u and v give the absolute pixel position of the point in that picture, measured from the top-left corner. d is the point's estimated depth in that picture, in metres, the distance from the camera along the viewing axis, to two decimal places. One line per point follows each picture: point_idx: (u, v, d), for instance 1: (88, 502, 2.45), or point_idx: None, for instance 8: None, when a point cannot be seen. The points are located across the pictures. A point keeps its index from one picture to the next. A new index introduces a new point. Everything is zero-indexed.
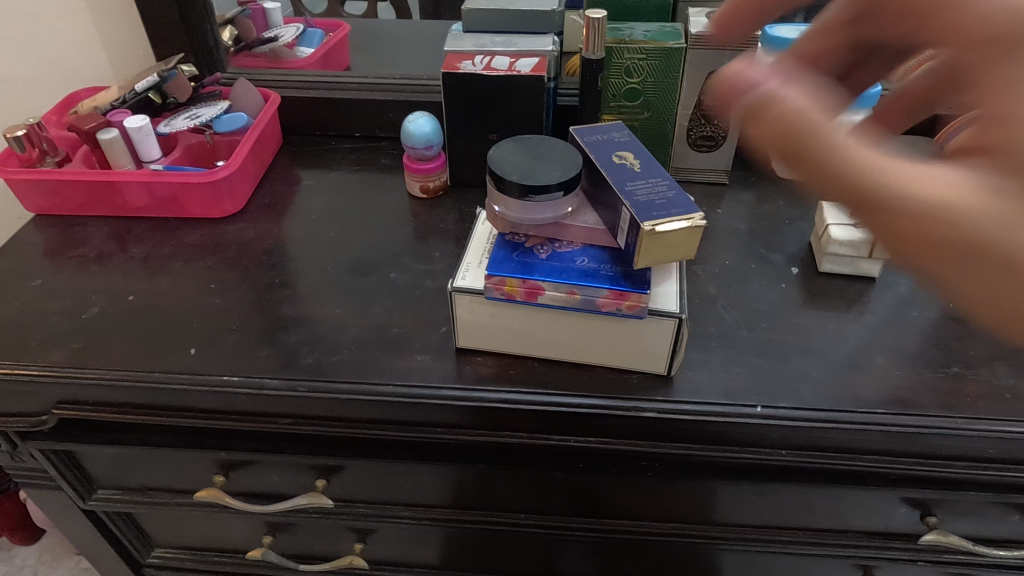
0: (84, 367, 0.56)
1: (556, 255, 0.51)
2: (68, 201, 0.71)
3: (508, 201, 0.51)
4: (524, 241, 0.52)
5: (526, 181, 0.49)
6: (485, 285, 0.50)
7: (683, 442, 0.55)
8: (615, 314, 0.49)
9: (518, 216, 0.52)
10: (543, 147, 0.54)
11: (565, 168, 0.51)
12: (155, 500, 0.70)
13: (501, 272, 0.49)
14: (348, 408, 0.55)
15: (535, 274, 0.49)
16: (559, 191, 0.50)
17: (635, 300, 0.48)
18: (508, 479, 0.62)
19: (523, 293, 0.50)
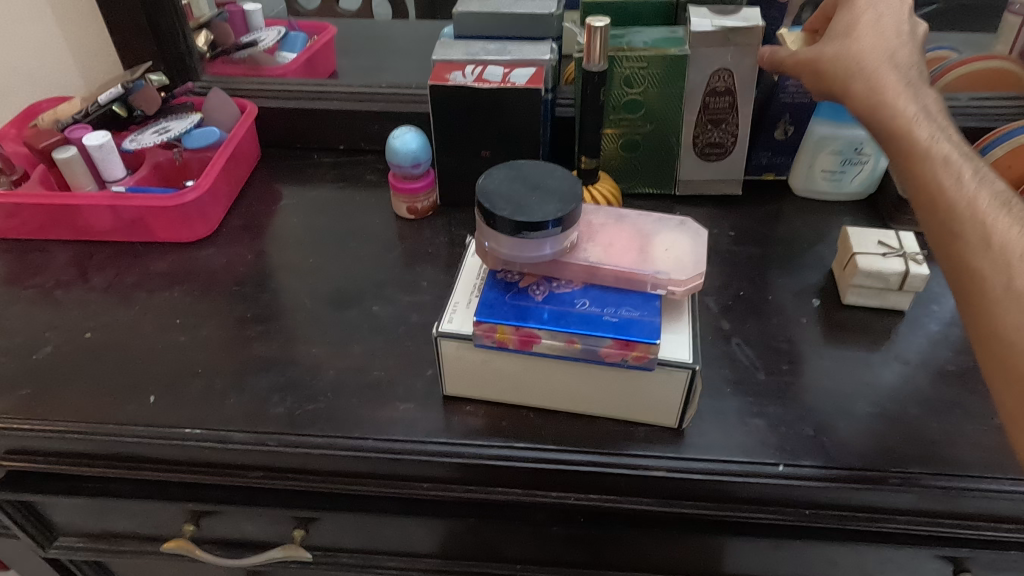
0: (32, 417, 0.50)
1: (553, 297, 0.46)
2: (24, 224, 0.66)
3: (499, 237, 0.46)
4: (518, 280, 0.47)
5: (519, 217, 0.44)
6: (474, 331, 0.45)
7: (695, 500, 0.49)
8: (620, 364, 0.44)
9: (512, 253, 0.46)
10: (537, 173, 0.48)
11: (564, 201, 0.46)
12: (121, 548, 0.65)
13: (491, 317, 0.44)
14: (324, 462, 0.50)
15: (529, 321, 0.44)
16: (558, 228, 0.44)
17: (642, 351, 0.43)
18: (502, 532, 0.57)
19: (516, 341, 0.44)
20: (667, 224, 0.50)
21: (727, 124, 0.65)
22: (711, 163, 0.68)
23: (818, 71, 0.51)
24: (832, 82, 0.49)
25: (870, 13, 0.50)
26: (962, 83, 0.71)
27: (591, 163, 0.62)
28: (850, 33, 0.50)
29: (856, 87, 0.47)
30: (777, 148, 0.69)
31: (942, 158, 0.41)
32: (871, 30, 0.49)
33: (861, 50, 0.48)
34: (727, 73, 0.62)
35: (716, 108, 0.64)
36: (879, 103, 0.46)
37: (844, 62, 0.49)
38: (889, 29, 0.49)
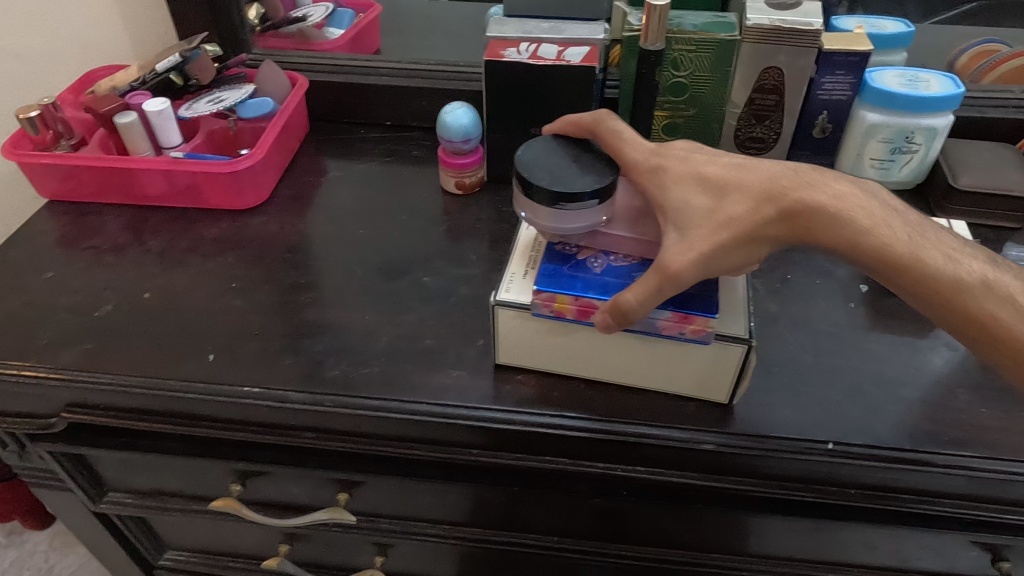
0: (96, 371, 0.52)
1: (611, 269, 0.47)
2: (82, 187, 0.67)
3: (537, 210, 0.47)
4: (575, 252, 0.48)
5: (557, 189, 0.45)
6: (532, 301, 0.46)
7: (740, 476, 0.50)
8: (677, 338, 0.45)
9: (553, 227, 0.47)
10: (574, 151, 0.50)
11: (602, 175, 0.47)
12: (167, 506, 0.66)
13: (551, 287, 0.45)
14: (376, 425, 0.51)
15: (588, 291, 0.45)
16: (594, 200, 0.46)
17: (700, 324, 0.44)
18: (542, 502, 0.58)
19: (574, 311, 0.46)
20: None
21: (771, 120, 0.65)
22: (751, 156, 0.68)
23: (651, 175, 0.46)
24: (658, 191, 0.46)
25: (673, 189, 0.45)
26: (1016, 74, 0.70)
27: None
28: (662, 195, 0.45)
29: (681, 181, 0.45)
30: (816, 146, 0.67)
31: (811, 181, 0.43)
32: (738, 167, 0.45)
33: (768, 176, 0.43)
34: (777, 71, 0.62)
35: (762, 104, 0.64)
36: (732, 174, 0.44)
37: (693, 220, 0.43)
38: (687, 178, 0.45)
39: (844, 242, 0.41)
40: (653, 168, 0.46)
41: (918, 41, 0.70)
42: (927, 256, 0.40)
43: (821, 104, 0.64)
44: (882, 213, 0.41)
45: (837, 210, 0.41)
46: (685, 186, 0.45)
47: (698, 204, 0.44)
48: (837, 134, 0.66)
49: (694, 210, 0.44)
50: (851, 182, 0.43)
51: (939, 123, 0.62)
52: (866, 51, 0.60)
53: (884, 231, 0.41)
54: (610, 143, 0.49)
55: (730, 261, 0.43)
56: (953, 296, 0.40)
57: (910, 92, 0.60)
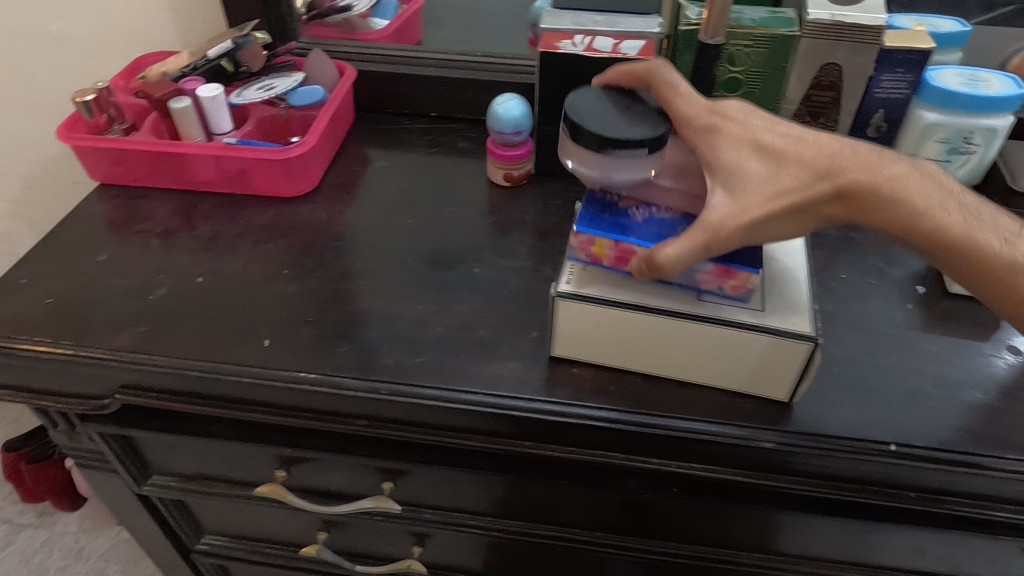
0: (152, 353, 0.52)
1: (653, 219, 0.46)
2: (133, 171, 0.68)
3: (585, 155, 0.47)
4: (617, 201, 0.48)
5: (606, 133, 0.45)
6: (573, 241, 0.47)
7: (796, 476, 0.50)
8: (714, 292, 0.46)
9: (600, 174, 0.47)
10: (627, 100, 0.49)
11: (654, 125, 0.46)
12: (210, 490, 0.67)
13: (592, 229, 0.45)
14: (429, 414, 0.51)
15: (629, 237, 0.45)
16: (643, 149, 0.45)
17: (738, 280, 0.45)
18: (589, 496, 0.58)
19: (612, 256, 0.46)
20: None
21: (826, 117, 0.65)
22: None
23: (706, 135, 0.46)
24: (711, 153, 0.45)
25: (728, 151, 0.44)
26: None
27: None
28: (713, 157, 0.45)
29: (735, 145, 0.44)
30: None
31: (872, 158, 0.42)
32: (796, 139, 0.43)
33: (829, 150, 0.42)
34: (836, 68, 0.61)
35: (818, 101, 0.64)
36: (789, 144, 0.43)
37: (744, 186, 0.43)
38: (743, 141, 0.44)
39: (903, 224, 0.41)
40: (707, 127, 0.46)
41: (976, 40, 0.69)
42: (977, 239, 0.40)
43: (877, 102, 0.63)
44: (941, 197, 0.41)
45: (899, 194, 0.40)
46: (738, 150, 0.44)
47: (751, 170, 0.43)
48: (892, 133, 0.65)
49: (752, 179, 0.43)
50: (912, 161, 0.42)
51: (999, 123, 0.60)
52: (929, 49, 0.59)
53: (943, 218, 0.40)
54: (664, 97, 0.49)
55: (777, 230, 0.43)
56: (1007, 281, 0.40)
57: (970, 91, 0.59)
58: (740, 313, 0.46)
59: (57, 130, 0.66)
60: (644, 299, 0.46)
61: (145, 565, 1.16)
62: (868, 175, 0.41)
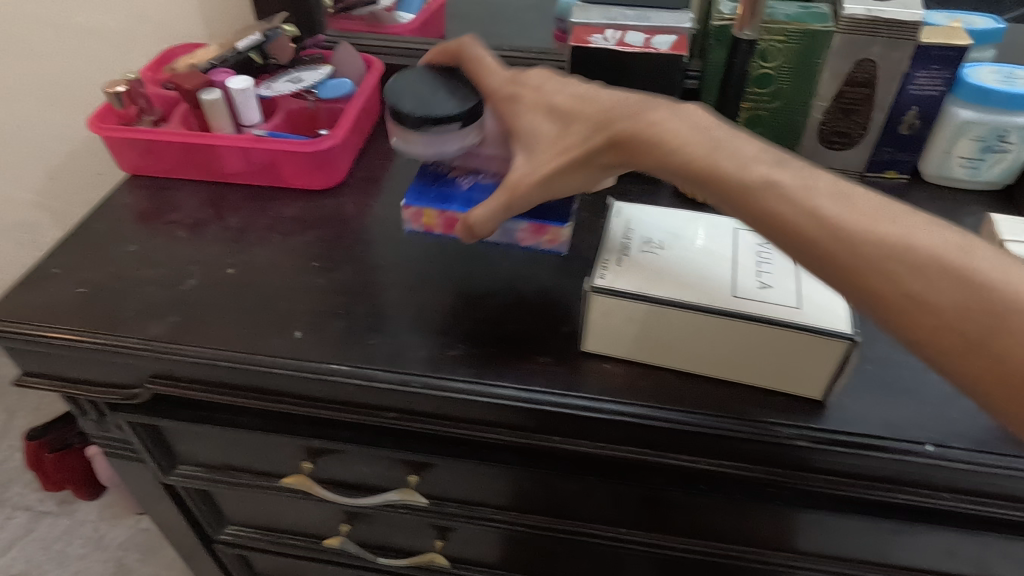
0: (184, 343, 0.52)
1: (476, 186, 0.57)
2: (162, 162, 0.68)
3: (408, 133, 0.53)
4: (447, 172, 0.58)
5: (422, 113, 0.51)
6: (405, 214, 0.58)
7: (829, 475, 0.50)
8: (535, 246, 0.59)
9: (426, 151, 0.54)
10: (442, 78, 0.55)
11: (462, 100, 0.53)
12: (235, 481, 0.67)
13: (419, 203, 0.57)
14: (460, 408, 0.51)
15: (452, 206, 0.56)
16: (456, 122, 0.52)
17: (554, 235, 0.57)
18: (616, 492, 0.58)
19: (440, 223, 0.57)
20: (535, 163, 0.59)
21: (859, 115, 0.64)
22: (834, 151, 0.67)
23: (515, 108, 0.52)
24: (524, 125, 0.51)
25: (543, 121, 0.51)
26: None
27: None
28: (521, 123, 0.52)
29: (559, 112, 0.50)
30: (901, 143, 0.65)
31: (635, 111, 0.46)
32: (585, 100, 0.49)
33: (605, 105, 0.48)
34: (870, 64, 0.60)
35: (851, 98, 0.63)
36: (601, 103, 0.48)
37: (538, 146, 0.50)
38: (561, 107, 0.50)
39: (720, 184, 0.41)
40: (510, 96, 0.53)
41: (1011, 38, 0.68)
42: (722, 166, 0.41)
43: (911, 100, 0.62)
44: (790, 175, 0.39)
45: (714, 161, 0.41)
46: (543, 119, 0.50)
47: (584, 134, 0.48)
48: (925, 130, 0.64)
49: (541, 137, 0.50)
50: (676, 108, 0.44)
51: None
52: (966, 46, 0.58)
53: (787, 193, 0.38)
54: (471, 68, 0.56)
55: (568, 184, 0.49)
56: (875, 261, 0.36)
57: (1007, 88, 0.58)
58: (777, 311, 0.46)
59: (88, 122, 0.66)
60: (680, 296, 0.46)
61: (163, 553, 1.17)
62: (641, 122, 0.45)
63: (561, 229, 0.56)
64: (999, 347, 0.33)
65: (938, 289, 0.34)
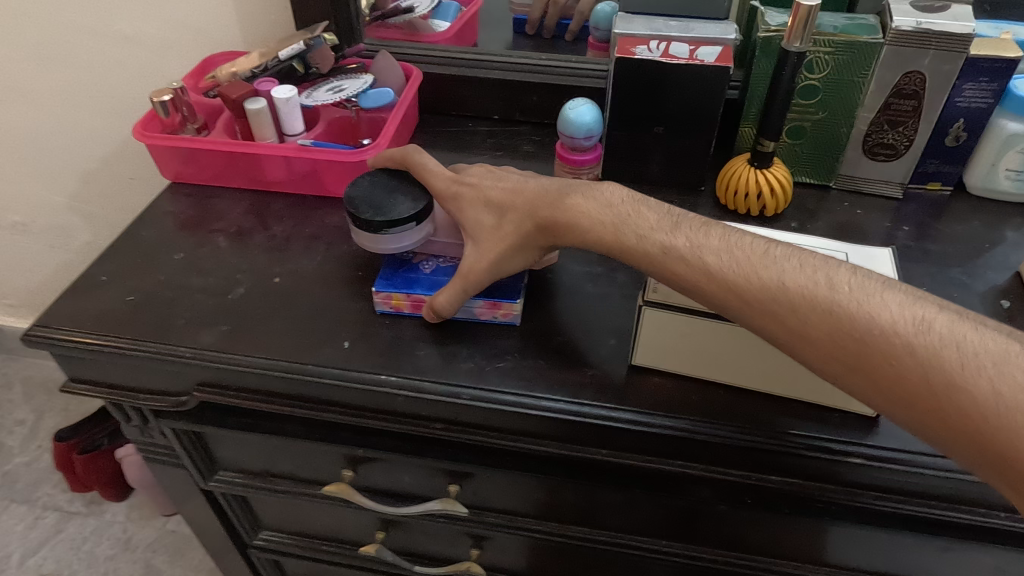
0: (234, 352, 0.53)
1: (439, 269, 0.56)
2: (205, 170, 0.69)
3: (364, 235, 0.54)
4: (410, 257, 0.57)
5: (378, 219, 0.52)
6: (374, 299, 0.55)
7: (882, 492, 0.49)
8: (492, 322, 0.55)
9: (379, 250, 0.55)
10: (397, 179, 0.56)
11: (416, 201, 0.54)
12: (275, 487, 0.67)
13: (388, 287, 0.54)
14: (508, 420, 0.51)
15: (418, 288, 0.54)
16: (411, 223, 0.53)
17: (508, 309, 0.54)
18: (659, 505, 0.58)
19: (409, 306, 0.54)
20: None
21: (905, 127, 0.63)
22: (877, 163, 0.66)
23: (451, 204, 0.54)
24: (464, 215, 0.53)
25: (475, 209, 0.52)
26: None
27: (768, 147, 0.62)
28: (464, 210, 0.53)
29: (491, 201, 0.52)
30: (946, 155, 0.65)
31: (563, 195, 0.48)
32: (513, 189, 0.51)
33: (534, 191, 0.50)
34: (919, 76, 0.60)
35: (898, 110, 0.62)
36: (534, 191, 0.50)
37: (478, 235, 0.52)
38: (489, 196, 0.52)
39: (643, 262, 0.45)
40: (453, 196, 0.53)
41: None
42: (671, 261, 0.43)
43: (957, 113, 0.61)
44: (722, 242, 0.42)
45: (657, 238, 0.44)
46: (479, 208, 0.52)
47: (518, 222, 0.50)
48: (972, 142, 0.64)
49: (483, 229, 0.52)
50: (590, 191, 0.48)
51: None
52: (1016, 58, 0.58)
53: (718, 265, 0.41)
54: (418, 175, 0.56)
55: (516, 263, 0.51)
56: (801, 330, 0.38)
57: None
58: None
59: (134, 129, 0.67)
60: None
61: (190, 555, 1.18)
62: (568, 211, 0.47)
63: (512, 303, 0.53)
64: (948, 400, 0.34)
65: (906, 365, 0.36)
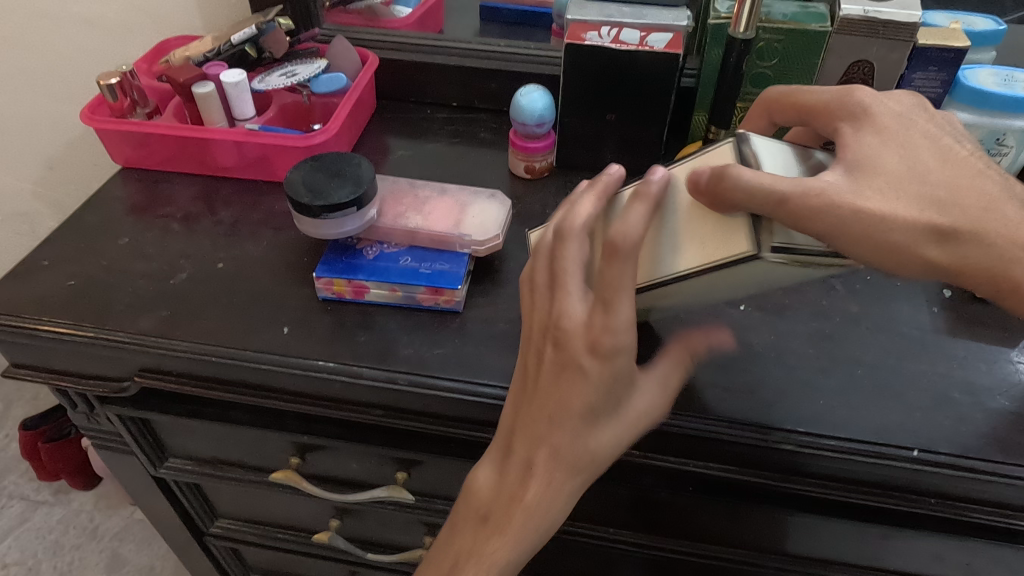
0: (172, 338, 0.52)
1: (382, 255, 0.55)
2: (155, 154, 0.68)
3: (305, 221, 0.53)
4: (355, 243, 0.57)
5: (318, 203, 0.52)
6: (316, 285, 0.55)
7: (816, 479, 0.50)
8: (435, 308, 0.54)
9: (322, 236, 0.54)
10: (338, 163, 0.56)
11: (357, 185, 0.54)
12: (226, 475, 0.67)
13: (329, 272, 0.54)
14: (447, 406, 0.51)
15: (359, 274, 0.54)
16: (353, 207, 0.53)
17: (449, 295, 0.53)
18: (603, 491, 0.58)
19: (351, 291, 0.54)
20: (480, 196, 0.60)
21: None
22: None
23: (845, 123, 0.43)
24: (847, 137, 0.42)
25: (869, 142, 0.41)
26: None
27: (718, 134, 0.63)
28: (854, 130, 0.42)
29: (868, 140, 0.41)
30: None
31: (944, 157, 0.42)
32: (875, 128, 0.42)
33: (916, 154, 0.42)
34: (867, 65, 0.60)
35: None
36: (911, 148, 0.42)
37: (871, 173, 0.40)
38: (870, 132, 0.42)
39: (911, 202, 0.40)
40: (850, 113, 0.43)
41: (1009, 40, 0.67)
42: None
43: None
44: (906, 125, 0.43)
45: (847, 103, 0.44)
46: (856, 150, 0.41)
47: (914, 188, 0.40)
48: None
49: (880, 166, 0.40)
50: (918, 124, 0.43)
51: None
52: (965, 47, 0.58)
53: (907, 140, 0.42)
54: (794, 97, 0.47)
55: (879, 225, 0.38)
56: None
57: (1006, 91, 0.57)
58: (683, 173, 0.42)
59: (81, 112, 0.66)
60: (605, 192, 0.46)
61: (157, 544, 1.18)
62: (956, 188, 0.41)
63: (454, 289, 0.53)
64: None
65: None
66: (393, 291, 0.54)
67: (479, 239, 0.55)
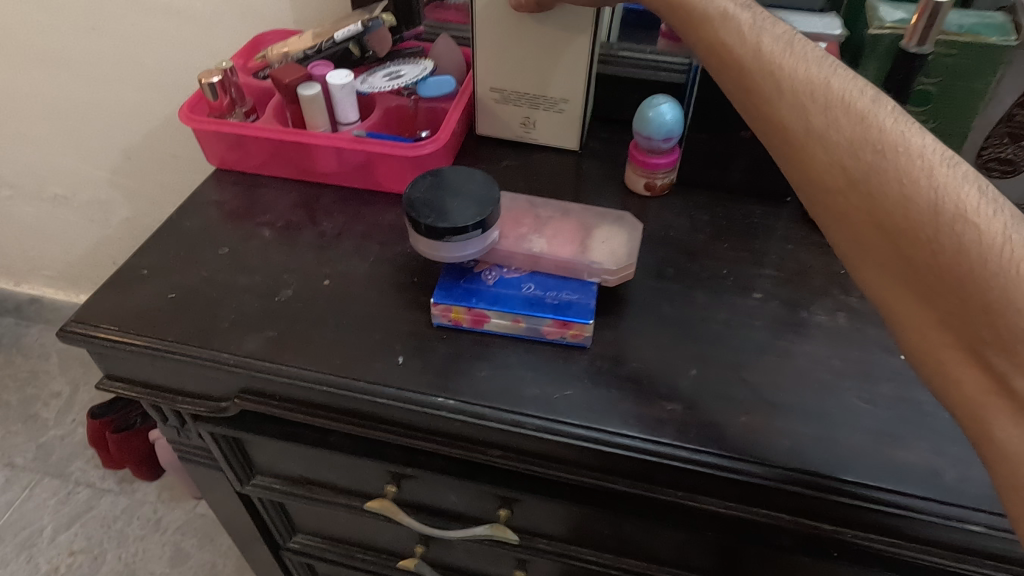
0: (280, 363, 0.49)
1: (502, 281, 0.51)
2: (253, 157, 0.65)
3: (424, 241, 0.49)
4: (472, 266, 0.52)
5: (442, 224, 0.48)
6: (432, 311, 0.50)
7: (995, 560, 0.44)
8: (560, 342, 0.50)
9: (439, 258, 0.50)
10: (457, 180, 0.51)
11: (482, 205, 0.49)
12: (314, 496, 0.64)
13: (447, 299, 0.49)
14: (575, 453, 0.47)
15: (480, 302, 0.49)
16: (477, 231, 0.48)
17: (578, 330, 0.49)
18: (729, 548, 0.53)
19: (469, 320, 0.50)
20: (606, 219, 0.55)
21: None
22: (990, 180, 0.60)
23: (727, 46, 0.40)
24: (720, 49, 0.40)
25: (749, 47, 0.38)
26: None
27: None
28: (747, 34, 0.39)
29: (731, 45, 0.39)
30: None
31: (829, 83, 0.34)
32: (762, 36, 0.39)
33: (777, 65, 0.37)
34: None
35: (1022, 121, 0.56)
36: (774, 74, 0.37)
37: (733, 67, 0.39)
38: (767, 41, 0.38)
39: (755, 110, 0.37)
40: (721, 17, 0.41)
41: None
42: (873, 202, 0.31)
43: None
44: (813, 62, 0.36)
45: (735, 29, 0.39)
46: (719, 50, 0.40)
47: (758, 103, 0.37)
48: None
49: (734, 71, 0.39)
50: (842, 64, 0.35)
51: None
52: None
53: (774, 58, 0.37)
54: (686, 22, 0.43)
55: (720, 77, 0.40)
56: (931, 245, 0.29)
57: None
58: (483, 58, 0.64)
59: (180, 111, 0.63)
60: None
61: (219, 541, 1.17)
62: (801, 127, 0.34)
63: (584, 324, 0.48)
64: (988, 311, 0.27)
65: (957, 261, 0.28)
66: (516, 322, 0.49)
67: (610, 269, 0.51)
